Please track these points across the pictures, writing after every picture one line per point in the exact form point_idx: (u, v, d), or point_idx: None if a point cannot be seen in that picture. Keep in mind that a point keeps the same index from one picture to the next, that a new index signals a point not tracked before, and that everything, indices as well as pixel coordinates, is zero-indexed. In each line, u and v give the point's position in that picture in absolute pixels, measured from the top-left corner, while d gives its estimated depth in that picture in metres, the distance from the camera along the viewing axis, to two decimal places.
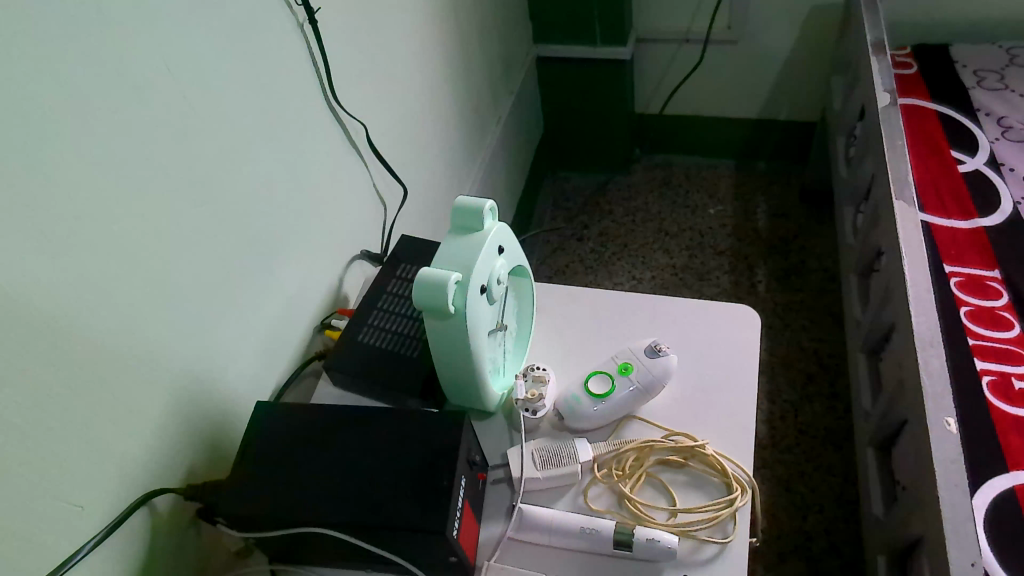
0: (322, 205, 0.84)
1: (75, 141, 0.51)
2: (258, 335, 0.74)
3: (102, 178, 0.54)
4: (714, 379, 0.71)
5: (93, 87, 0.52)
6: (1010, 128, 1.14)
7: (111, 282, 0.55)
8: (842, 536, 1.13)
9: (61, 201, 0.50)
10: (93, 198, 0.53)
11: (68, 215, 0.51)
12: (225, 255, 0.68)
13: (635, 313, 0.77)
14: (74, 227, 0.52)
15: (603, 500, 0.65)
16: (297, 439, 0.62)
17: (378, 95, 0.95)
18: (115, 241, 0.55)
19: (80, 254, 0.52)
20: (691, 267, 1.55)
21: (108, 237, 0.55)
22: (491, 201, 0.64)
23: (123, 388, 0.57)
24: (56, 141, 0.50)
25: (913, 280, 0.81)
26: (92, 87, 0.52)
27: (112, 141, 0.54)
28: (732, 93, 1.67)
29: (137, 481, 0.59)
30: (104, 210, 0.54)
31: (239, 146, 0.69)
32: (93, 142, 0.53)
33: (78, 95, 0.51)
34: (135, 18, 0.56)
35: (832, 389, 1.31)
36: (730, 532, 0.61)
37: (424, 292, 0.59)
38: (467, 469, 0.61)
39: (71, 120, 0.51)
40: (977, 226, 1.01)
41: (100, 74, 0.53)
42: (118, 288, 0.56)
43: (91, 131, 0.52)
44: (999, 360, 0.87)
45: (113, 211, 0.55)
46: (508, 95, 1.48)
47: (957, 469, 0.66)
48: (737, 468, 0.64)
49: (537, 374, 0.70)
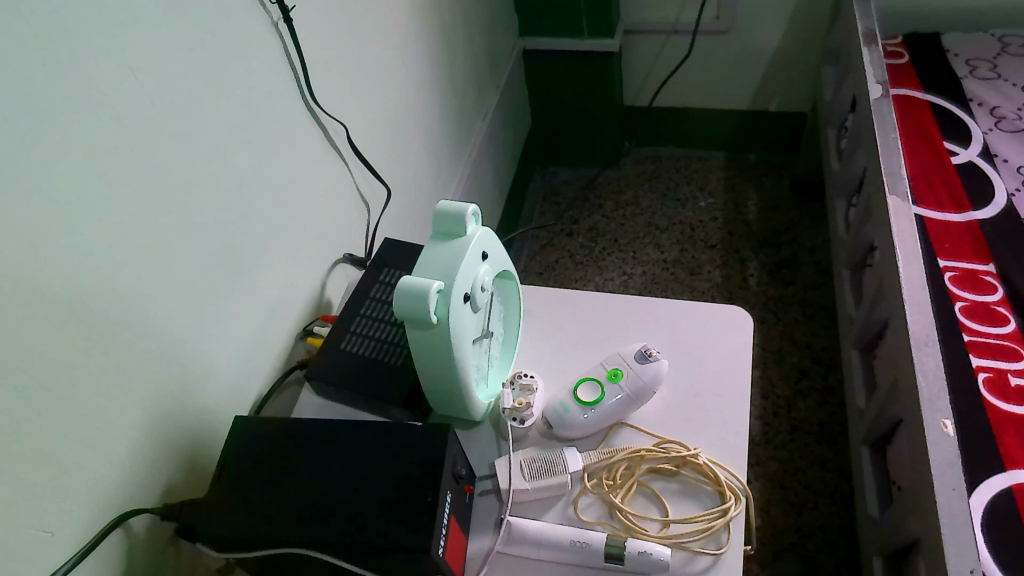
0: (301, 209, 0.82)
1: (33, 151, 0.49)
2: (236, 345, 0.72)
3: (67, 191, 0.51)
4: (707, 383, 0.69)
5: (52, 94, 0.50)
6: (1003, 118, 1.13)
7: (80, 297, 0.53)
8: (837, 532, 1.12)
9: (21, 215, 0.48)
10: (57, 210, 0.51)
11: (28, 229, 0.49)
12: (200, 264, 0.66)
13: (624, 316, 0.76)
14: (34, 241, 0.49)
15: (593, 511, 0.63)
16: (277, 454, 0.61)
17: (358, 94, 0.92)
18: (83, 254, 0.53)
19: (43, 270, 0.50)
20: (682, 262, 1.54)
21: (74, 251, 0.52)
22: (474, 205, 0.62)
23: (95, 407, 0.55)
24: (15, 153, 0.47)
25: (907, 277, 0.79)
26: (51, 94, 0.50)
27: (75, 151, 0.52)
28: (722, 84, 1.65)
29: (112, 502, 0.57)
30: (70, 224, 0.52)
31: (212, 151, 0.66)
32: (56, 153, 0.50)
33: (38, 105, 0.49)
34: (97, 21, 0.53)
35: (826, 383, 1.29)
36: (724, 543, 0.60)
37: (405, 301, 0.57)
38: (453, 483, 0.59)
39: (33, 132, 0.49)
40: (971, 219, 0.99)
41: (60, 80, 0.51)
42: (86, 303, 0.54)
43: (51, 141, 0.50)
44: (995, 357, 0.85)
45: (81, 222, 0.53)
46: (494, 89, 1.45)
47: (953, 473, 0.65)
48: (730, 476, 0.62)
49: (525, 382, 0.69)
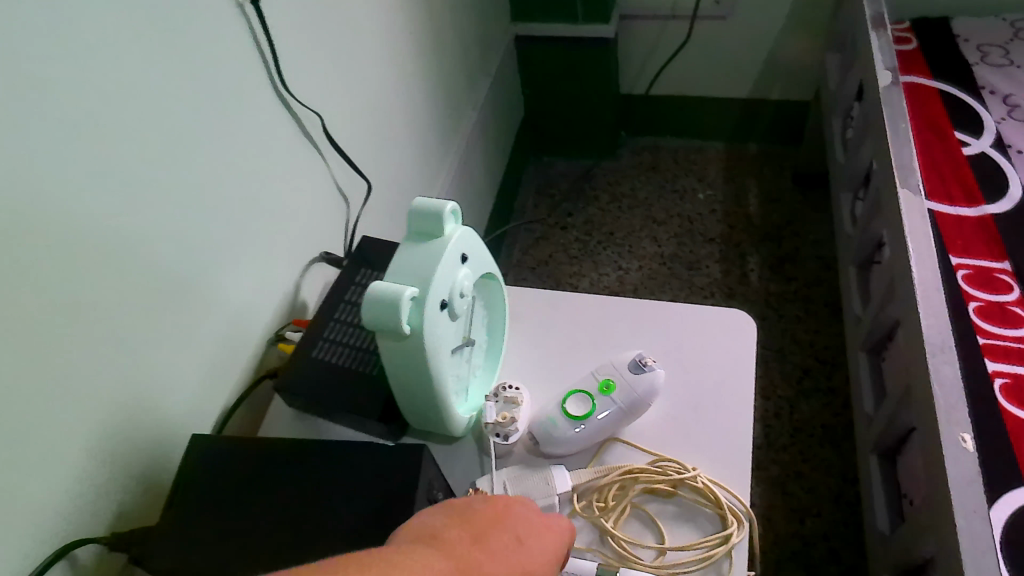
0: (273, 206, 0.76)
1: None
2: (199, 354, 0.66)
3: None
4: (706, 394, 0.64)
5: None
6: (1016, 107, 1.07)
7: (14, 310, 0.47)
8: (841, 540, 1.07)
9: None
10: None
11: None
12: (156, 268, 0.60)
13: (618, 320, 0.70)
14: None
15: (583, 536, 0.58)
16: (239, 477, 0.56)
17: (335, 82, 0.86)
18: (16, 261, 0.47)
19: None
20: (680, 256, 1.49)
21: (8, 259, 0.47)
22: (452, 202, 0.56)
23: (32, 430, 0.49)
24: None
25: (921, 278, 0.74)
26: None
27: (3, 145, 0.46)
28: (721, 72, 1.59)
29: (54, 532, 0.52)
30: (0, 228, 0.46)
31: (170, 144, 0.60)
32: None
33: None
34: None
35: (830, 383, 1.25)
36: (725, 573, 0.55)
37: (375, 310, 0.52)
38: (428, 510, 0.53)
39: None
40: (985, 213, 0.94)
41: None
42: (22, 316, 0.48)
43: None
44: (1011, 361, 0.80)
45: (14, 227, 0.47)
46: (485, 78, 1.39)
47: (974, 492, 0.60)
48: (732, 497, 0.58)
49: (509, 395, 0.64)
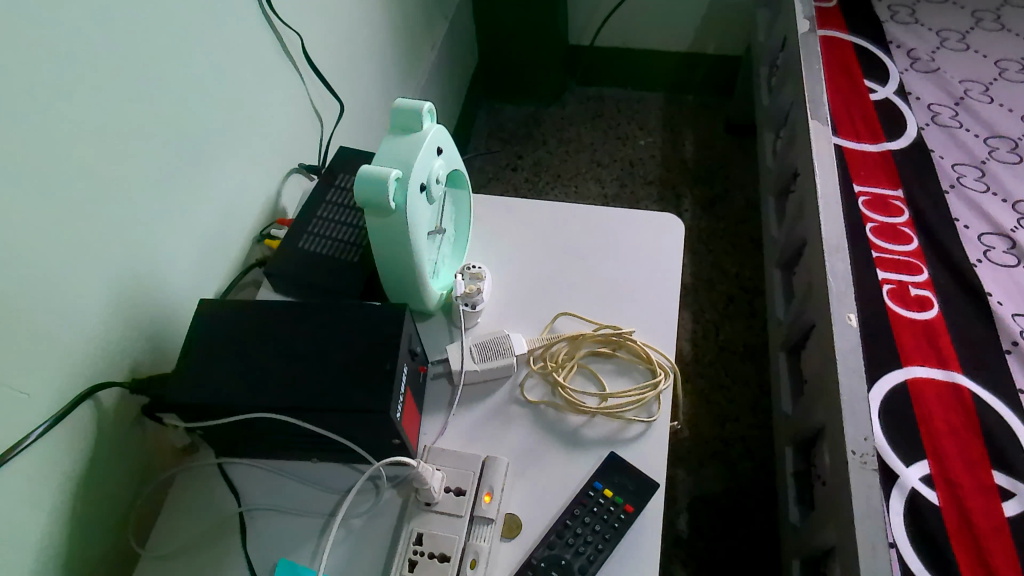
0: (262, 117, 0.83)
1: (21, 36, 0.50)
2: (199, 243, 0.73)
3: (29, 60, 0.51)
4: (639, 279, 0.76)
5: None
6: (918, 60, 1.22)
7: (38, 170, 0.53)
8: (755, 440, 1.22)
9: (9, 95, 0.50)
10: (13, 76, 0.50)
11: (14, 109, 0.50)
12: (168, 159, 0.67)
13: (568, 222, 0.82)
14: (20, 122, 0.51)
15: (537, 391, 0.70)
16: (260, 327, 0.64)
17: (316, 9, 0.93)
18: (68, 143, 0.55)
19: (29, 151, 0.52)
20: (621, 196, 1.60)
21: (35, 123, 0.52)
22: (430, 102, 0.65)
23: (70, 283, 0.57)
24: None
25: (824, 193, 0.87)
26: None
27: (58, 39, 0.53)
28: (660, 24, 1.70)
29: (83, 373, 0.59)
30: (31, 94, 0.52)
31: (179, 50, 0.67)
32: (41, 42, 0.52)
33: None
34: None
35: (751, 309, 1.39)
36: (654, 412, 0.67)
37: (365, 188, 0.60)
38: (409, 360, 0.64)
39: (23, 19, 0.50)
40: (885, 148, 1.08)
41: None
42: (67, 191, 0.56)
43: (33, 28, 0.51)
44: (898, 271, 0.95)
45: (39, 94, 0.52)
46: (442, 21, 1.46)
47: (854, 358, 0.73)
48: (660, 356, 0.70)
49: (474, 271, 0.74)
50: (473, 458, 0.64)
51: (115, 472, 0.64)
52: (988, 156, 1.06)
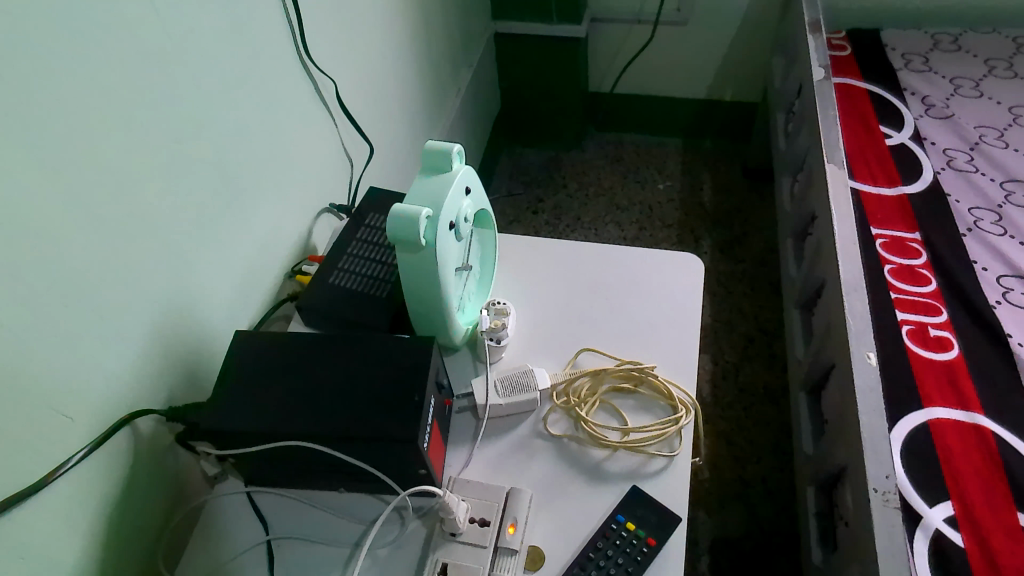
0: (297, 159, 0.87)
1: (82, 81, 0.54)
2: (235, 278, 0.76)
3: (87, 102, 0.55)
4: (660, 316, 0.78)
5: (95, 33, 0.55)
6: (932, 106, 1.24)
7: (92, 204, 0.56)
8: (777, 482, 1.21)
9: (69, 135, 0.53)
10: (73, 117, 0.54)
11: (73, 147, 0.54)
12: (209, 197, 0.71)
13: (591, 260, 0.84)
14: (78, 159, 0.54)
15: (560, 425, 0.71)
16: (293, 358, 0.67)
17: (349, 57, 0.98)
18: (118, 180, 0.59)
19: (85, 187, 0.55)
20: (641, 238, 1.63)
21: (90, 160, 0.56)
22: (459, 145, 0.68)
23: (115, 313, 0.60)
24: (43, 59, 0.51)
25: (841, 235, 0.89)
26: (95, 30, 0.55)
27: (114, 83, 0.57)
28: (678, 72, 1.74)
29: (124, 400, 0.62)
30: (89, 133, 0.55)
31: (223, 95, 0.71)
32: (99, 85, 0.56)
33: (63, 15, 0.52)
34: None
35: (771, 350, 1.39)
36: (676, 447, 0.68)
37: (398, 225, 0.62)
38: (436, 392, 0.66)
39: (84, 65, 0.54)
40: (901, 192, 1.10)
41: (104, 20, 0.56)
42: (117, 225, 0.59)
43: (93, 73, 0.55)
44: (917, 312, 0.96)
45: (96, 134, 0.56)
46: (467, 68, 1.52)
47: (875, 396, 0.74)
48: (682, 392, 0.71)
49: (499, 307, 0.76)
50: (497, 489, 0.65)
51: (148, 499, 0.66)
52: (1005, 200, 1.08)
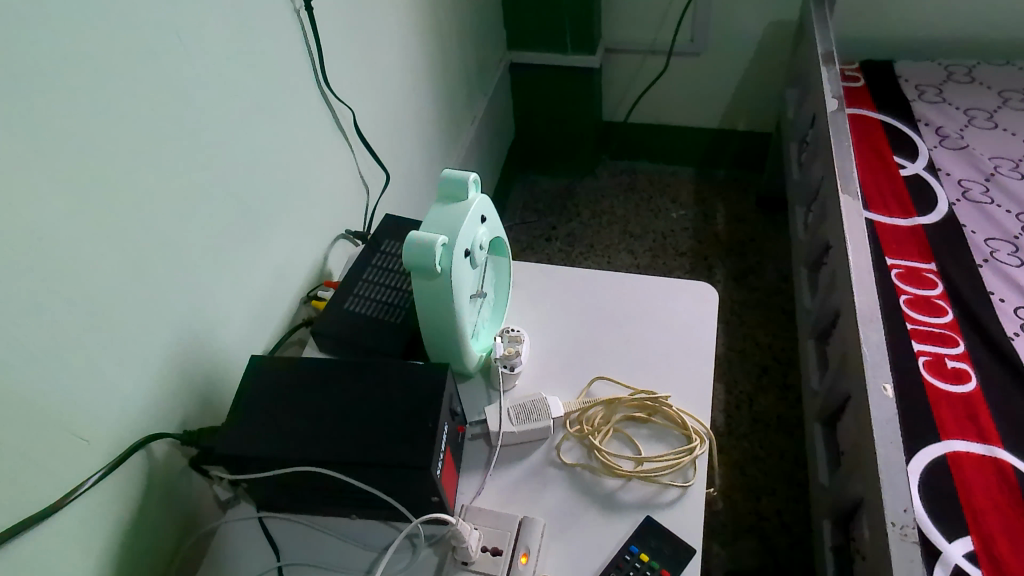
0: (314, 186, 0.88)
1: (105, 109, 0.55)
2: (252, 303, 0.77)
3: (109, 129, 0.56)
4: (674, 345, 0.78)
5: (119, 63, 0.56)
6: (947, 137, 1.24)
7: (113, 229, 0.57)
8: (792, 515, 1.20)
9: (90, 161, 0.54)
10: (94, 144, 0.55)
11: (95, 173, 0.55)
12: (226, 223, 0.72)
13: (605, 288, 0.85)
14: (99, 185, 0.55)
15: (573, 453, 0.71)
16: (307, 383, 0.67)
17: (367, 86, 0.99)
18: (137, 205, 0.60)
19: (105, 211, 0.56)
20: (654, 267, 1.63)
21: (111, 186, 0.57)
22: (475, 173, 0.69)
23: (132, 336, 0.60)
24: (69, 88, 0.52)
25: (856, 265, 0.89)
26: (120, 60, 0.56)
27: (136, 111, 0.58)
28: (692, 102, 1.76)
29: (139, 423, 0.62)
30: (111, 160, 0.56)
31: (242, 123, 0.72)
32: (121, 113, 0.57)
33: (89, 46, 0.53)
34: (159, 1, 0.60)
35: (785, 380, 1.38)
36: (690, 477, 0.68)
37: (413, 252, 0.63)
38: (449, 419, 0.66)
39: (107, 93, 0.55)
40: (916, 223, 1.10)
41: (128, 51, 0.57)
42: (135, 249, 0.60)
43: (116, 101, 0.56)
44: (933, 343, 0.95)
45: (119, 161, 0.57)
46: (482, 97, 1.54)
47: (891, 428, 0.73)
48: (696, 422, 0.71)
49: (513, 334, 0.77)
50: (510, 518, 0.64)
51: (161, 523, 0.66)
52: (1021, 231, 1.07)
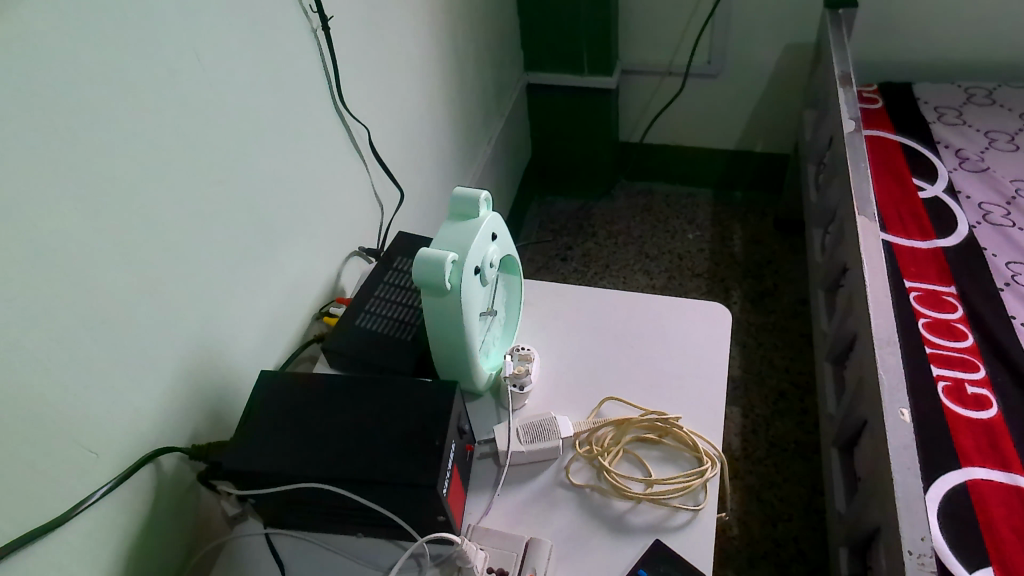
0: (328, 202, 0.89)
1: (119, 124, 0.56)
2: (264, 318, 0.77)
3: (122, 144, 0.57)
4: (686, 366, 0.77)
5: (134, 80, 0.57)
6: (967, 159, 1.23)
7: (124, 243, 0.58)
8: (809, 542, 1.17)
9: (103, 175, 0.55)
10: (110, 159, 0.56)
11: (108, 187, 0.56)
12: (239, 239, 0.72)
13: (617, 308, 0.84)
14: (113, 200, 0.56)
15: (582, 474, 0.70)
16: (316, 401, 0.67)
17: (383, 105, 1.00)
18: (150, 221, 0.60)
19: (117, 226, 0.57)
20: (670, 288, 1.62)
21: (123, 201, 0.57)
22: (486, 192, 0.69)
23: (142, 351, 0.61)
24: (84, 103, 0.53)
25: (873, 287, 0.88)
26: (135, 76, 0.57)
27: (150, 126, 0.59)
28: (709, 124, 1.76)
29: (148, 436, 0.62)
30: (125, 175, 0.57)
31: (256, 141, 0.73)
32: (136, 129, 0.58)
33: (103, 62, 0.54)
34: (176, 21, 0.61)
35: (802, 405, 1.36)
36: (701, 501, 0.67)
37: (423, 269, 0.63)
38: (457, 438, 0.66)
39: (122, 109, 0.56)
40: (936, 246, 1.08)
41: (144, 68, 0.58)
42: (147, 263, 0.60)
43: (130, 118, 0.57)
44: (953, 368, 0.93)
45: (132, 176, 0.58)
46: (498, 117, 1.55)
47: (909, 454, 0.71)
48: (707, 444, 0.70)
49: (523, 353, 0.77)
50: (517, 539, 0.64)
51: (168, 538, 0.66)
52: None
